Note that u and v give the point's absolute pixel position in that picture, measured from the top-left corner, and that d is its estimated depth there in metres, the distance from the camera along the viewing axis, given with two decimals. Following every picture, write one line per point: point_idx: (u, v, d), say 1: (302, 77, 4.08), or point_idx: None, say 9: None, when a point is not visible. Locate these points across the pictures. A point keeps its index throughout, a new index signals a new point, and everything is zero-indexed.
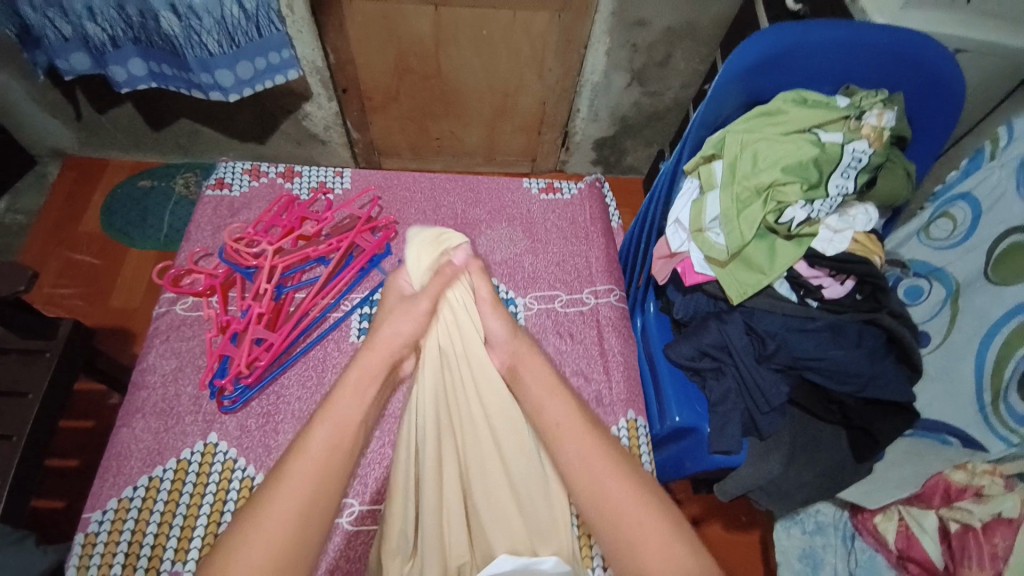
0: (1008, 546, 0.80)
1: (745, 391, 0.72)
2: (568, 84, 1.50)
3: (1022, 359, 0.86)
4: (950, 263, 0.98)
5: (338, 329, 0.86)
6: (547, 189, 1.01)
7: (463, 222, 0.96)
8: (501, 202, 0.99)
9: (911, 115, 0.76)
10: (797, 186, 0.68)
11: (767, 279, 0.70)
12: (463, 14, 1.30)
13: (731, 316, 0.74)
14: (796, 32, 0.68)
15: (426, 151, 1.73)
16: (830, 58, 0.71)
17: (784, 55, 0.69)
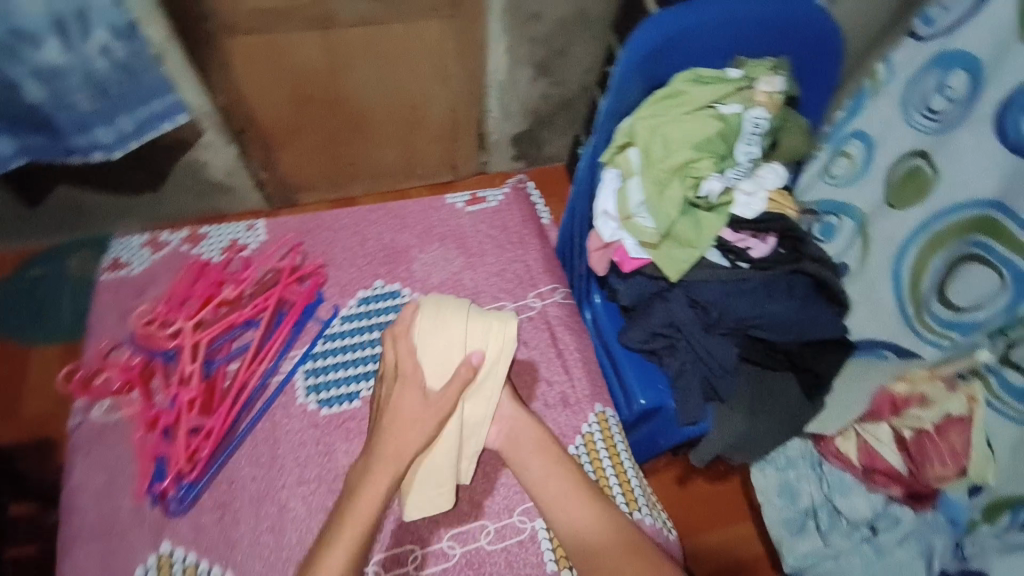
0: (963, 441, 0.90)
1: (700, 361, 0.74)
2: (475, 85, 1.49)
3: (938, 266, 0.94)
4: (853, 198, 1.07)
5: (283, 390, 0.81)
6: (473, 201, 0.99)
7: (393, 252, 0.93)
8: (429, 222, 0.96)
9: (800, 73, 0.79)
10: (708, 161, 0.70)
11: (698, 251, 0.72)
12: (352, 34, 1.27)
13: (672, 293, 0.75)
14: (682, 16, 0.70)
15: (343, 178, 1.65)
16: (719, 34, 0.73)
17: (676, 39, 0.71)
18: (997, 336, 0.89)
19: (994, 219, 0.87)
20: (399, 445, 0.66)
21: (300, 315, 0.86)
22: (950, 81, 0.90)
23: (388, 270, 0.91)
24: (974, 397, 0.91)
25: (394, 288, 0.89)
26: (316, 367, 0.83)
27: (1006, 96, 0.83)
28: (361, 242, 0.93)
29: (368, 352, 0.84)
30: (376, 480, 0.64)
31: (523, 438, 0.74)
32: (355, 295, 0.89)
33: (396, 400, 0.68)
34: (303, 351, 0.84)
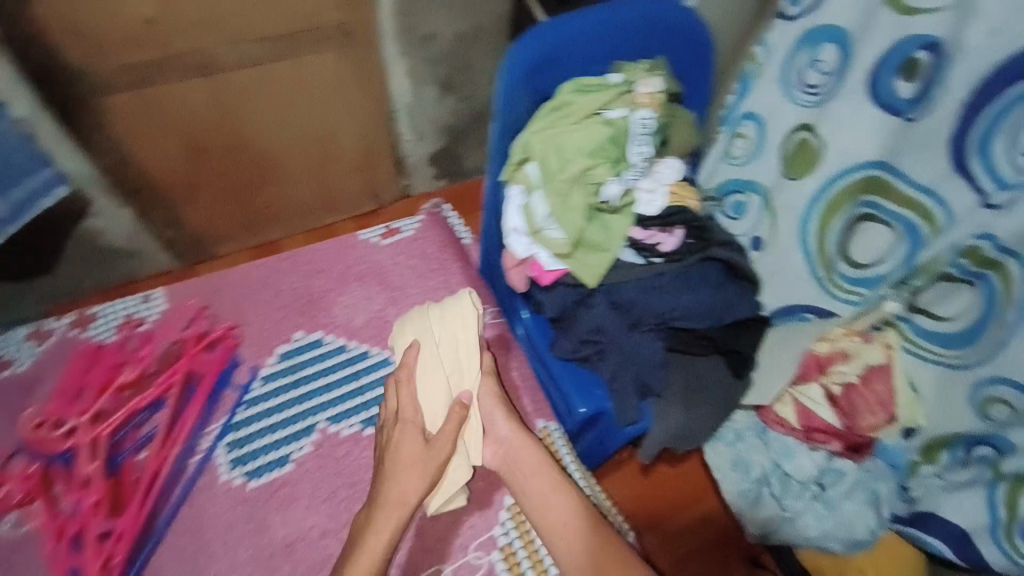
0: (885, 387, 0.97)
1: (629, 361, 0.75)
2: (382, 112, 1.46)
3: (839, 228, 0.99)
4: (754, 174, 1.12)
5: (201, 463, 0.87)
6: (388, 233, 1.09)
7: (309, 300, 1.02)
8: (347, 261, 1.05)
9: (681, 67, 0.81)
10: (605, 166, 0.72)
11: (610, 254, 0.74)
12: (240, 75, 1.23)
13: (594, 299, 0.76)
14: (553, 30, 0.71)
15: (259, 225, 1.56)
16: (593, 40, 0.74)
17: (552, 53, 0.72)
18: (899, 286, 0.94)
19: (883, 178, 0.90)
20: (401, 489, 0.72)
21: (211, 386, 0.92)
22: (822, 54, 0.93)
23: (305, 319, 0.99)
24: (889, 344, 0.98)
25: (314, 337, 0.98)
26: (237, 438, 0.90)
27: (875, 63, 0.86)
28: (272, 295, 1.01)
29: (289, 405, 0.92)
30: (390, 517, 0.71)
31: (522, 459, 0.81)
32: (273, 350, 0.97)
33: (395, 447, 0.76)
34: (219, 423, 0.91)
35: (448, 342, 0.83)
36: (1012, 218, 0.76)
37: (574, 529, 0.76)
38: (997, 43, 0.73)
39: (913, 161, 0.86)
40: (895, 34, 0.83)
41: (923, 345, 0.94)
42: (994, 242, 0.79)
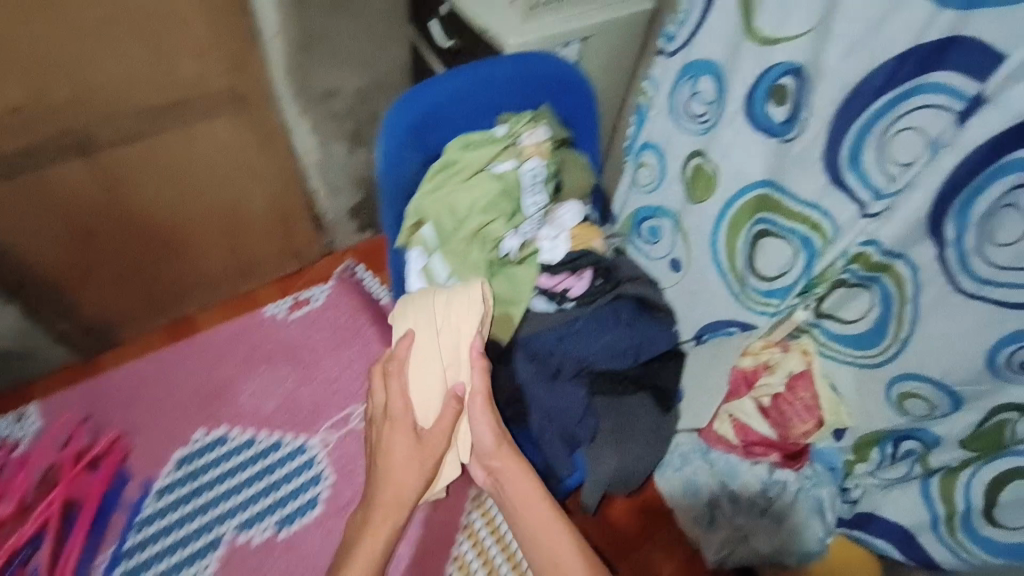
0: (810, 393, 1.00)
1: (551, 415, 0.73)
2: (290, 171, 1.41)
3: (744, 245, 1.03)
4: (662, 200, 1.16)
5: (103, 570, 1.04)
6: (295, 305, 1.34)
7: (216, 392, 1.23)
8: (265, 342, 1.30)
9: (568, 110, 0.81)
10: (500, 221, 0.73)
11: (520, 305, 0.73)
12: (124, 153, 1.16)
13: (509, 357, 0.73)
14: (431, 90, 0.70)
15: (169, 302, 1.46)
16: (475, 96, 0.74)
17: (434, 112, 0.72)
18: (806, 295, 0.96)
19: (771, 196, 0.95)
20: (399, 486, 0.64)
21: (98, 511, 1.06)
22: (700, 85, 0.99)
23: (215, 409, 1.22)
24: (807, 350, 1.00)
25: (218, 433, 1.19)
26: (128, 564, 1.06)
27: (748, 90, 0.91)
28: (157, 413, 1.20)
29: (181, 508, 1.11)
30: (385, 519, 0.63)
31: (511, 493, 0.69)
32: (173, 457, 1.16)
33: (385, 444, 0.67)
34: (110, 547, 1.07)
35: (446, 327, 0.70)
36: (891, 224, 0.79)
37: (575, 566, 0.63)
38: (851, 66, 0.79)
39: (795, 179, 0.90)
40: (761, 64, 0.89)
41: (838, 348, 0.96)
42: (879, 247, 0.83)
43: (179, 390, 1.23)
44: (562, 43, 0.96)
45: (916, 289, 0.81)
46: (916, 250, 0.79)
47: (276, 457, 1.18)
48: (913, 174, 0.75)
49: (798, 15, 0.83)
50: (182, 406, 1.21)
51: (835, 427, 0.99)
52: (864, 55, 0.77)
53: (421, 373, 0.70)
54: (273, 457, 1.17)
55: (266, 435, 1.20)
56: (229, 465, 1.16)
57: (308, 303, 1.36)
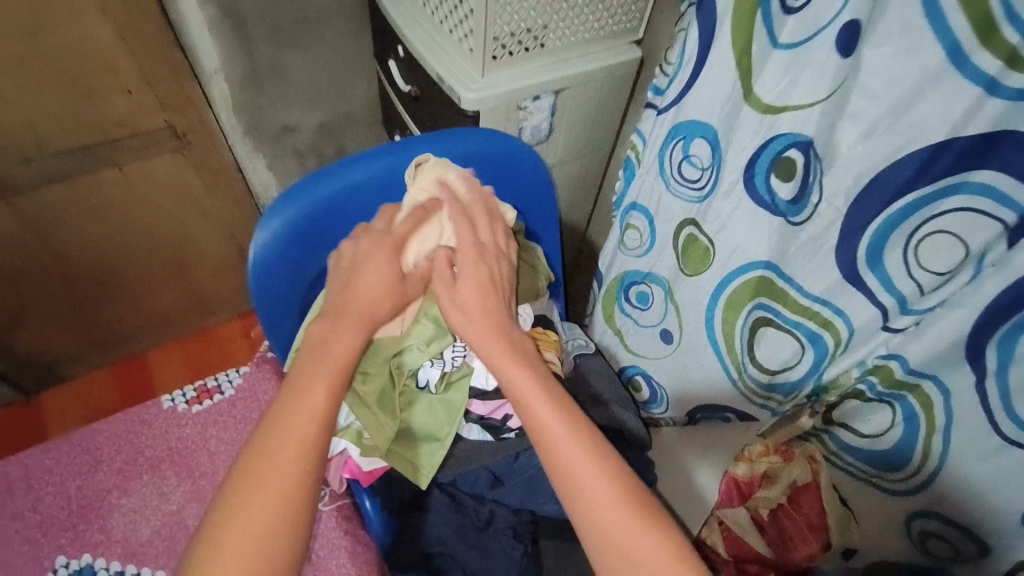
0: (819, 512, 0.84)
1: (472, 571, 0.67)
2: (247, 211, 1.32)
3: (743, 328, 0.87)
4: (654, 265, 1.00)
5: None
6: (197, 397, 1.35)
7: (96, 507, 1.19)
8: (169, 439, 1.29)
9: (510, 194, 0.78)
10: (417, 349, 0.65)
11: (445, 443, 0.67)
12: (49, 193, 1.06)
13: (431, 499, 0.70)
14: (328, 182, 0.68)
15: (114, 340, 1.37)
16: (383, 185, 0.72)
17: (334, 205, 0.69)
18: (815, 398, 0.82)
19: (774, 282, 0.80)
20: (369, 308, 0.60)
21: None
22: (693, 148, 0.84)
23: (83, 532, 1.16)
24: (813, 455, 0.87)
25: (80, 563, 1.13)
26: None
27: (756, 150, 0.75)
28: (40, 525, 1.16)
29: None
30: (345, 336, 0.58)
31: (506, 369, 0.59)
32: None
33: (361, 265, 0.61)
34: None
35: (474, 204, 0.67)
36: (920, 342, 0.68)
37: (591, 473, 0.54)
38: (874, 147, 0.64)
39: (802, 271, 0.75)
40: (762, 133, 0.74)
41: (853, 461, 0.81)
42: (903, 363, 0.70)
43: (39, 507, 1.18)
44: (529, 96, 0.87)
45: (947, 420, 0.68)
46: (950, 373, 0.66)
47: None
48: (950, 292, 0.63)
49: (806, 81, 0.67)
50: (47, 523, 1.17)
51: (846, 543, 0.84)
52: (890, 139, 0.62)
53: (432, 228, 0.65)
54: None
55: (134, 571, 1.14)
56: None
57: (216, 393, 1.35)
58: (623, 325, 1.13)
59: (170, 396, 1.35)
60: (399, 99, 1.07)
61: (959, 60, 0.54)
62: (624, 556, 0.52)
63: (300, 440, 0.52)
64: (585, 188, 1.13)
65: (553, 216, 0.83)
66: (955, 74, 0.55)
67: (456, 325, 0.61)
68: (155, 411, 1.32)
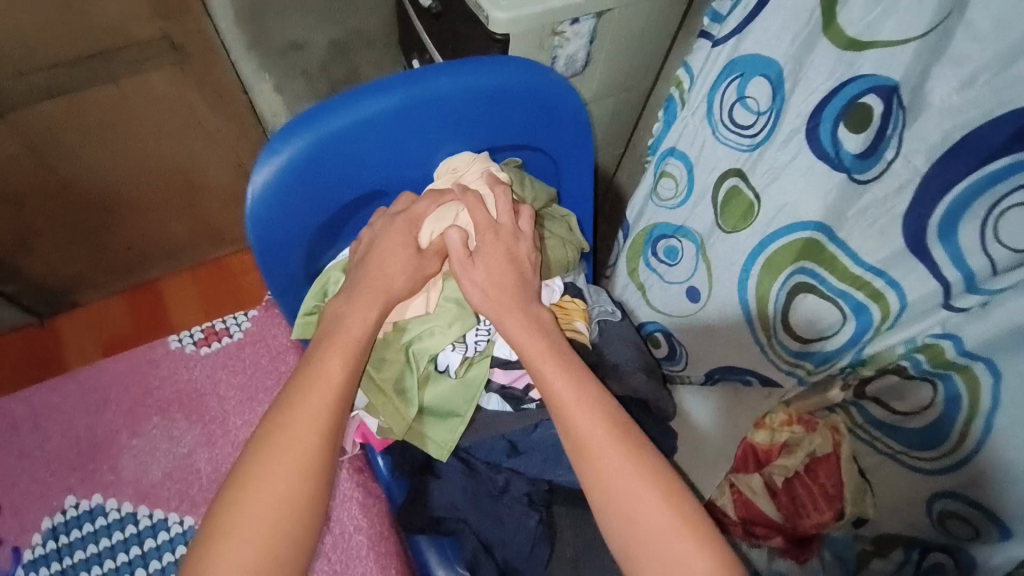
0: (835, 480, 0.82)
1: (484, 540, 0.64)
2: (254, 137, 1.24)
3: (779, 293, 0.81)
4: (687, 220, 0.92)
5: None
6: (205, 339, 1.33)
7: (110, 447, 1.22)
8: (177, 380, 1.28)
9: (541, 138, 0.71)
10: (439, 334, 0.62)
11: (465, 418, 0.64)
12: (47, 111, 1.01)
13: (445, 465, 0.66)
14: (336, 115, 0.60)
15: (125, 266, 1.34)
16: (396, 119, 0.63)
17: (339, 142, 0.61)
18: (848, 371, 0.78)
19: (822, 245, 0.73)
20: (388, 280, 0.59)
21: None
22: (750, 88, 0.75)
23: (95, 472, 1.19)
24: (836, 426, 0.83)
25: (92, 504, 1.16)
26: None
27: (829, 92, 0.67)
28: (46, 461, 1.20)
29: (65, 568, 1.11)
30: (357, 306, 0.57)
31: (525, 345, 0.56)
32: (40, 527, 1.15)
33: (380, 240, 0.61)
34: None
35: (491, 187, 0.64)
36: (981, 324, 0.62)
37: (604, 442, 0.52)
38: (971, 100, 0.57)
39: (859, 236, 0.69)
40: (839, 73, 0.65)
41: (878, 436, 0.78)
42: (958, 344, 0.65)
43: (46, 446, 1.21)
44: (567, 18, 0.76)
45: (994, 402, 0.64)
46: (1008, 359, 0.61)
47: (157, 541, 1.14)
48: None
49: (904, 10, 0.59)
50: (57, 464, 1.20)
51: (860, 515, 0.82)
52: (993, 91, 0.55)
53: (446, 208, 0.63)
54: (154, 541, 1.14)
55: (145, 512, 1.16)
56: (95, 546, 1.13)
57: (224, 335, 1.33)
58: (646, 280, 1.06)
59: (177, 336, 1.33)
60: (418, 18, 0.96)
61: None
62: (628, 521, 0.50)
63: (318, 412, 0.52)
64: (620, 130, 1.03)
65: (592, 161, 0.75)
66: None
67: (472, 300, 0.59)
68: (163, 351, 1.31)
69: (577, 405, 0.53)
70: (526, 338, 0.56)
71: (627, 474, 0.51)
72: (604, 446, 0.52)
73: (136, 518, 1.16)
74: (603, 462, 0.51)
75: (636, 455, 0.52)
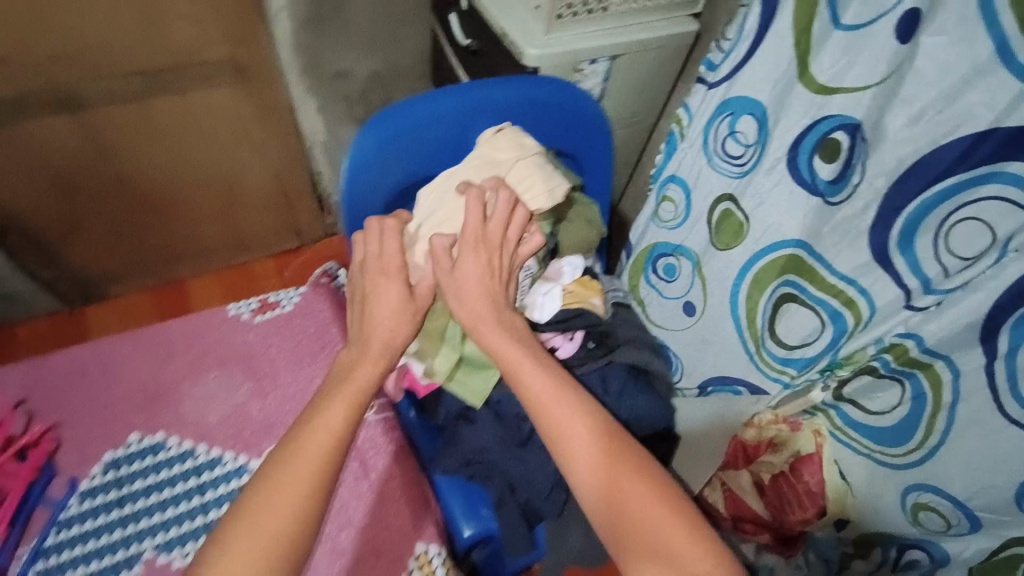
0: (818, 479, 0.88)
1: (514, 484, 0.74)
2: (294, 152, 1.37)
3: (766, 305, 0.92)
4: (685, 239, 1.04)
5: (19, 568, 0.89)
6: (261, 308, 1.22)
7: (168, 389, 1.11)
8: (229, 338, 1.18)
9: (569, 149, 0.83)
10: None
11: (497, 370, 0.72)
12: (116, 114, 1.13)
13: (477, 414, 0.73)
14: (407, 114, 0.72)
15: (158, 263, 1.43)
16: (455, 120, 0.75)
17: (408, 135, 0.73)
18: (827, 373, 0.86)
19: (805, 261, 0.84)
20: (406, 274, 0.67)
21: (19, 498, 0.94)
22: (739, 124, 0.90)
23: (156, 410, 1.08)
24: (818, 430, 0.89)
25: (153, 440, 1.04)
26: (47, 565, 0.89)
27: (806, 128, 0.81)
28: (112, 388, 1.10)
29: (122, 501, 0.97)
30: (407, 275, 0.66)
31: (507, 354, 0.63)
32: (99, 458, 1.01)
33: (374, 267, 0.66)
34: (29, 547, 0.91)
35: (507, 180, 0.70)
36: (938, 321, 0.71)
37: (583, 436, 0.60)
38: (920, 133, 0.69)
39: (834, 249, 0.81)
40: (812, 113, 0.80)
41: (856, 437, 0.84)
42: (920, 342, 0.74)
43: (112, 384, 1.10)
44: (587, 60, 0.90)
45: (954, 399, 0.72)
46: (963, 355, 0.70)
47: (214, 477, 1.00)
48: (974, 275, 0.67)
49: (861, 65, 0.73)
50: (122, 401, 1.08)
51: (839, 516, 0.87)
52: (935, 126, 0.68)
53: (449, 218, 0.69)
54: (213, 475, 1.00)
55: (204, 450, 1.03)
56: (150, 481, 0.99)
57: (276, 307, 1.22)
58: (646, 296, 1.16)
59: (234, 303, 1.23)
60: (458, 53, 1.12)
61: (1007, 56, 0.60)
62: (612, 502, 0.58)
63: (331, 428, 0.59)
64: (626, 158, 1.17)
65: (611, 176, 0.87)
66: (1001, 69, 0.61)
67: (452, 305, 0.65)
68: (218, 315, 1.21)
69: (560, 408, 0.61)
70: (509, 353, 0.64)
71: (606, 459, 0.59)
72: (582, 440, 0.60)
73: (195, 453, 1.03)
74: (579, 456, 0.60)
75: (613, 446, 0.60)
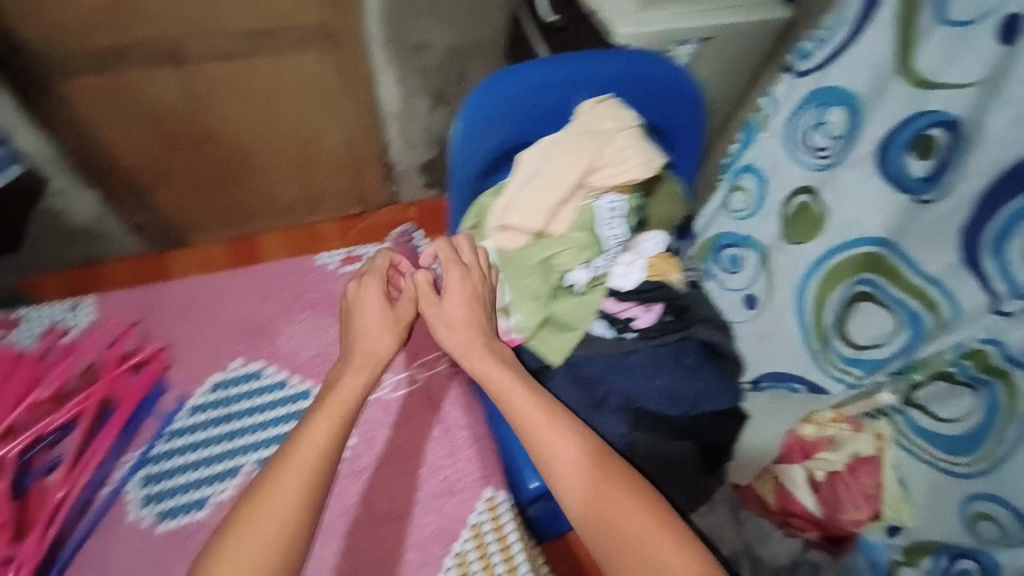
0: (876, 482, 0.83)
1: None
2: (368, 119, 1.41)
3: (836, 301, 0.91)
4: (754, 230, 1.04)
5: (125, 474, 0.89)
6: (346, 260, 1.30)
7: (260, 327, 1.16)
8: (302, 283, 1.25)
9: (657, 123, 0.85)
10: (572, 255, 0.79)
11: (579, 331, 0.79)
12: (215, 70, 1.20)
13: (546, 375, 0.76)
14: (510, 82, 0.74)
15: (236, 216, 1.51)
16: (552, 90, 0.78)
17: (510, 104, 0.76)
18: (898, 376, 0.84)
19: (886, 259, 0.83)
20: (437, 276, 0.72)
21: (133, 409, 0.95)
22: (828, 116, 0.89)
23: (256, 344, 1.13)
24: (881, 434, 0.86)
25: (252, 368, 1.08)
26: (151, 473, 0.90)
27: (900, 123, 0.79)
28: (207, 324, 1.14)
29: (210, 423, 0.98)
30: None
31: (498, 381, 0.67)
32: (201, 380, 1.04)
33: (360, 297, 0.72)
34: (136, 455, 0.92)
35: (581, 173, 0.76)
36: None
37: (570, 461, 0.62)
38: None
39: (922, 247, 0.78)
40: (913, 106, 0.78)
41: (920, 443, 0.81)
42: (1002, 349, 0.71)
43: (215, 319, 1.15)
44: (677, 40, 0.90)
45: None
46: None
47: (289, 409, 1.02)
48: None
49: (965, 61, 0.71)
50: (227, 332, 1.13)
51: (892, 522, 0.82)
52: None
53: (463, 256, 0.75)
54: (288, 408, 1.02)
55: (294, 382, 1.06)
56: (235, 408, 1.00)
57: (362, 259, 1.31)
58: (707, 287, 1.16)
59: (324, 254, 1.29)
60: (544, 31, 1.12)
61: None
62: (606, 524, 0.58)
63: (315, 443, 0.59)
64: None
65: (701, 148, 0.89)
66: None
67: (441, 334, 0.72)
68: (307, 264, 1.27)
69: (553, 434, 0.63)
70: (502, 380, 0.67)
71: (598, 481, 0.60)
72: (571, 467, 0.61)
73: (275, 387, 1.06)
74: (567, 482, 0.61)
75: (602, 471, 0.61)
